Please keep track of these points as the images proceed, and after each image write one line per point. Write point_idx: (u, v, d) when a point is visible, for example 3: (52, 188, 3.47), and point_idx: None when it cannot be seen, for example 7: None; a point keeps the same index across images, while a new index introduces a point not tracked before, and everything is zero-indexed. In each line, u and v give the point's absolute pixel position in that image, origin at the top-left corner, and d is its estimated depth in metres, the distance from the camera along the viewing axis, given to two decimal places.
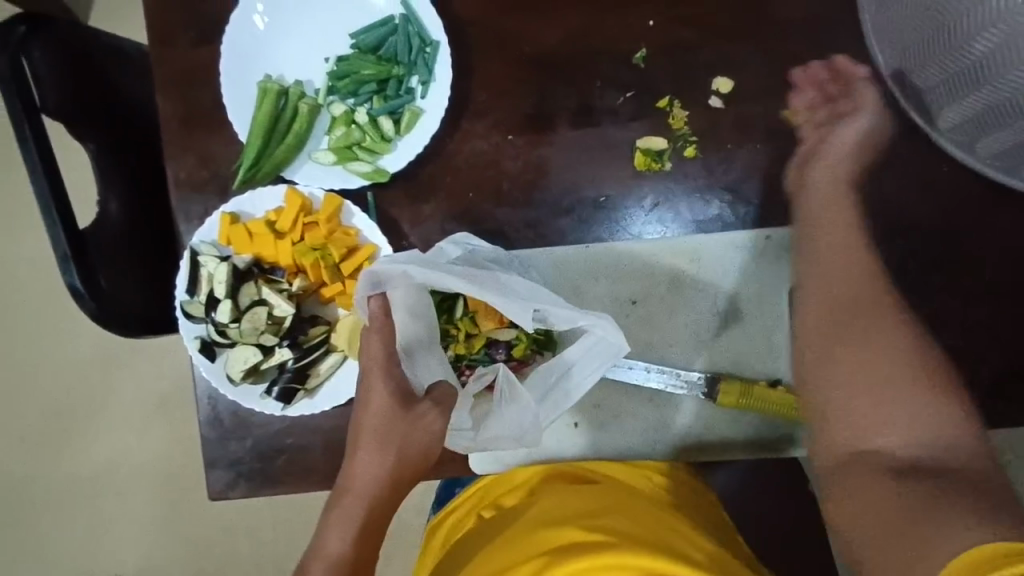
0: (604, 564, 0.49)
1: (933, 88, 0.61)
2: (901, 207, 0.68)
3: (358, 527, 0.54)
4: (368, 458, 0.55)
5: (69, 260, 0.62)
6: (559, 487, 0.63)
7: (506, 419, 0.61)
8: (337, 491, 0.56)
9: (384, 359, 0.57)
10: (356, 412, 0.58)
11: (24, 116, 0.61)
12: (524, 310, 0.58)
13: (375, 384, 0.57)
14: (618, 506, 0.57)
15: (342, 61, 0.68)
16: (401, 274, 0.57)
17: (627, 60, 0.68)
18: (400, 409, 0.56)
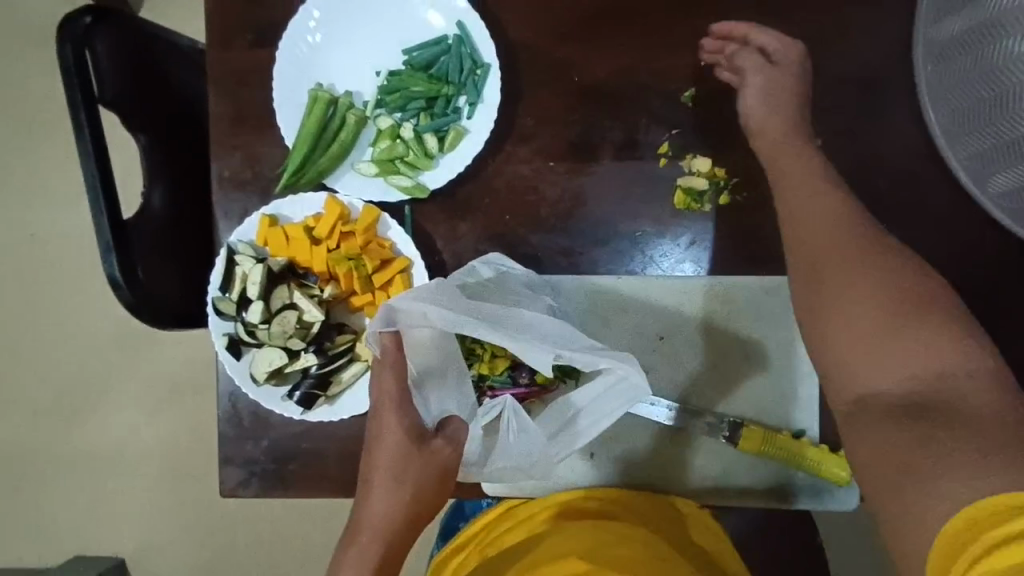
0: None
1: (976, 159, 0.62)
2: (944, 268, 0.67)
3: (373, 567, 0.54)
4: (383, 496, 0.55)
5: (111, 249, 0.64)
6: (560, 528, 0.61)
7: (515, 451, 0.58)
8: (352, 527, 0.55)
9: (396, 394, 0.56)
10: (369, 446, 0.57)
11: (81, 105, 0.63)
12: (543, 356, 0.54)
13: (388, 419, 0.56)
14: (610, 546, 0.56)
15: (393, 75, 0.69)
16: (419, 314, 0.55)
17: (676, 97, 0.68)
18: (414, 444, 0.55)
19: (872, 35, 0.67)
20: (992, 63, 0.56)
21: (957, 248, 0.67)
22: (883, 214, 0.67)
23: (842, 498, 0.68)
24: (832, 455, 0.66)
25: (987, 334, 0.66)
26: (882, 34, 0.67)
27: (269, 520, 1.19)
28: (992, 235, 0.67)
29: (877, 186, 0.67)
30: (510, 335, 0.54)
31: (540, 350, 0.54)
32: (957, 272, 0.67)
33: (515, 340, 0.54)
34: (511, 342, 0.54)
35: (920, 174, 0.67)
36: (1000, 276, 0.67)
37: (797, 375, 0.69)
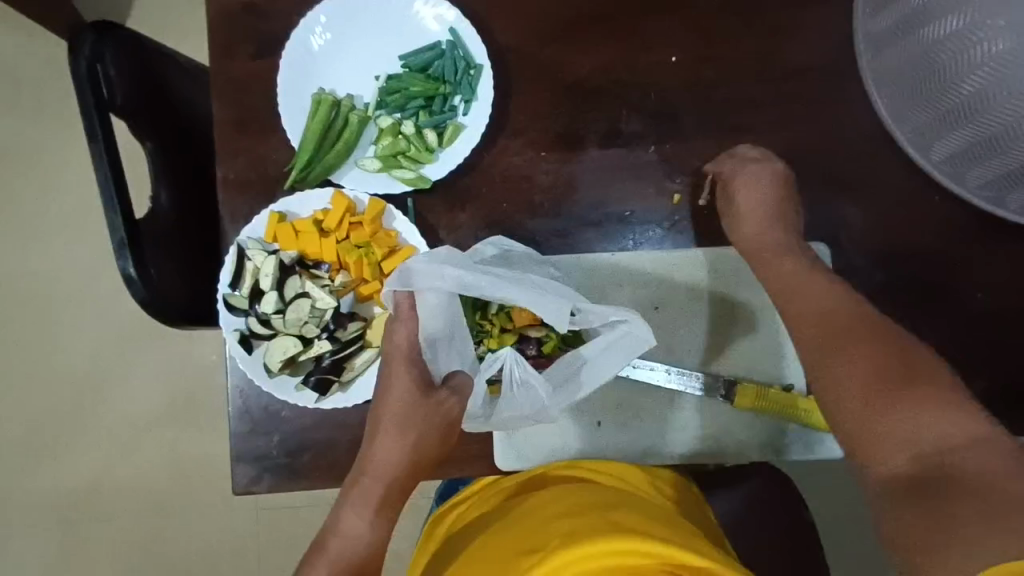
0: (617, 546, 0.49)
1: (920, 129, 0.71)
2: (899, 231, 0.75)
3: (372, 507, 0.57)
4: (387, 442, 0.58)
5: (125, 245, 0.65)
6: (564, 487, 0.64)
7: (518, 400, 0.63)
8: (357, 468, 0.59)
9: (406, 349, 0.61)
10: (376, 400, 0.61)
11: (94, 109, 0.65)
12: (557, 310, 0.59)
13: (398, 371, 0.60)
14: (599, 506, 0.58)
15: (393, 78, 0.74)
16: (435, 277, 0.59)
17: (653, 90, 0.75)
18: (421, 395, 0.59)
19: (820, 30, 0.76)
20: (928, 45, 0.65)
21: (910, 212, 0.75)
22: (843, 186, 0.75)
23: (829, 447, 0.73)
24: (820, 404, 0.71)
25: (942, 289, 0.74)
26: (829, 29, 0.76)
27: (265, 541, 1.17)
28: (939, 199, 0.75)
29: (837, 163, 0.75)
30: (524, 291, 0.59)
31: (556, 308, 0.59)
32: (912, 235, 0.75)
33: (533, 297, 0.59)
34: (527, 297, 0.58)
35: (875, 149, 0.75)
36: (949, 236, 0.74)
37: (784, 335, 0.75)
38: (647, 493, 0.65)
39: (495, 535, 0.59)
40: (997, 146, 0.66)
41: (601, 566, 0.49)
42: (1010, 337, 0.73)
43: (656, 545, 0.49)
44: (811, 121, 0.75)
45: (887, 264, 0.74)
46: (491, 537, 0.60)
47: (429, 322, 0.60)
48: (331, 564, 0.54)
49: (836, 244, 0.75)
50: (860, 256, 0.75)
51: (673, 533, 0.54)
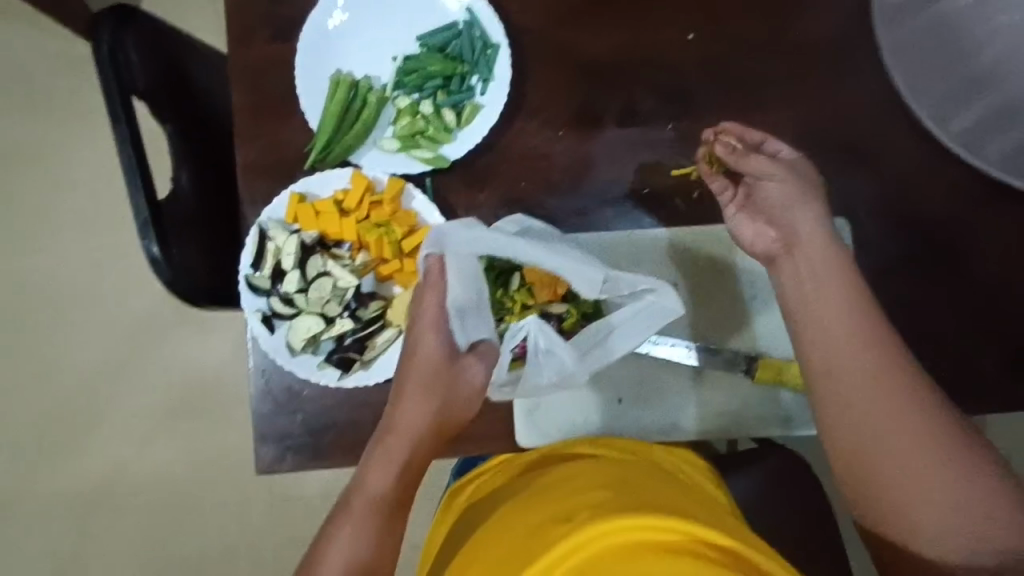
0: (649, 526, 0.49)
1: (940, 102, 0.71)
2: (919, 205, 0.75)
3: (396, 468, 0.57)
4: (413, 404, 0.59)
5: (149, 225, 0.65)
6: (589, 463, 0.63)
7: (543, 369, 0.64)
8: (382, 431, 0.59)
9: (434, 315, 0.62)
10: (402, 366, 0.62)
11: (117, 92, 0.66)
12: (589, 274, 0.62)
13: (425, 336, 0.62)
14: (624, 484, 0.58)
15: (410, 58, 0.74)
16: (469, 243, 0.62)
17: (670, 68, 0.75)
18: (447, 360, 0.61)
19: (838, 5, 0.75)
20: None
21: (929, 186, 0.75)
22: (861, 161, 0.75)
23: None
24: None
25: (961, 262, 0.74)
26: (846, 4, 0.75)
27: (283, 527, 1.18)
28: (957, 173, 0.75)
29: (854, 138, 0.75)
30: (557, 257, 0.62)
31: (588, 273, 0.62)
32: (930, 209, 0.74)
33: (563, 266, 0.62)
34: (561, 261, 0.62)
35: (892, 124, 0.75)
36: (969, 210, 0.74)
37: None
38: (670, 469, 0.64)
39: (518, 509, 0.59)
40: None
41: (629, 543, 0.48)
42: None
43: (685, 524, 0.49)
44: (828, 97, 0.75)
45: (906, 239, 0.74)
46: (513, 510, 0.59)
47: (458, 287, 0.61)
48: (357, 527, 0.54)
49: (854, 219, 0.75)
50: (878, 231, 0.75)
51: (699, 513, 0.53)
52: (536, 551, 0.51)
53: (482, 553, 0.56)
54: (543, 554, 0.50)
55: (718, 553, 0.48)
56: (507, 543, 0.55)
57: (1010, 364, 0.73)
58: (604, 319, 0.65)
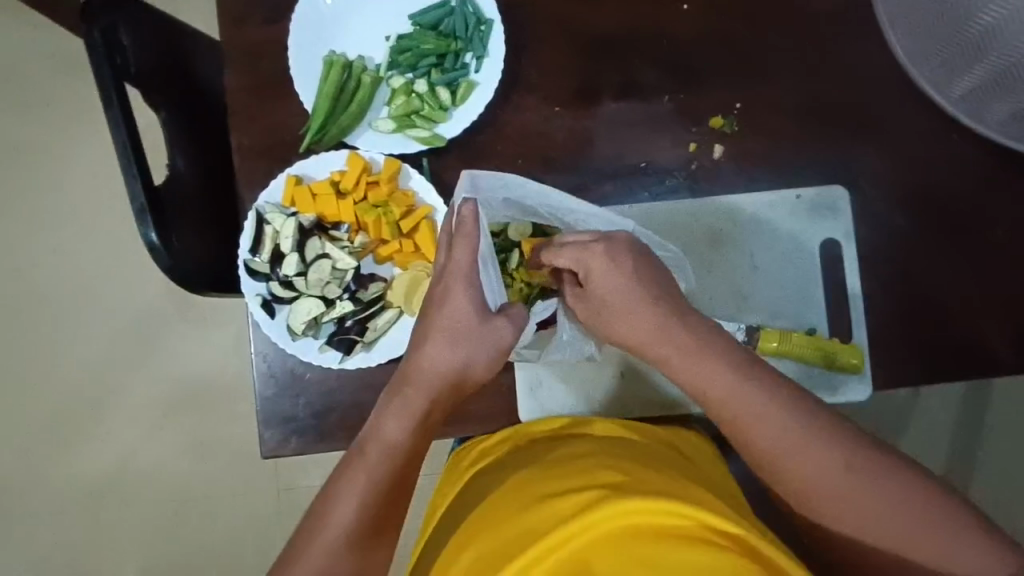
0: (669, 511, 0.49)
1: (944, 63, 0.69)
2: (920, 173, 0.74)
3: (414, 421, 0.57)
4: (436, 357, 0.59)
5: (146, 211, 0.65)
6: (601, 441, 0.63)
7: (568, 340, 0.69)
8: (399, 382, 0.59)
9: (465, 268, 0.60)
10: (426, 319, 0.61)
11: (110, 77, 0.65)
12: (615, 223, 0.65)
13: (456, 291, 0.60)
14: (633, 465, 0.58)
15: (403, 37, 0.74)
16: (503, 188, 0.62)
17: (666, 41, 0.75)
18: (477, 321, 0.60)
19: None
20: None
21: (929, 154, 0.74)
22: (860, 130, 0.74)
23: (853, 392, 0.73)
24: (842, 345, 0.71)
25: (964, 228, 0.73)
26: None
27: (290, 516, 1.19)
28: (957, 138, 0.74)
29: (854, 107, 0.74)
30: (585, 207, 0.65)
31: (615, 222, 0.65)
32: (930, 176, 0.74)
33: (595, 226, 0.65)
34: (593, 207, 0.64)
35: (891, 91, 0.74)
36: (970, 176, 0.74)
37: (802, 280, 0.75)
38: (671, 449, 0.64)
39: (527, 481, 0.58)
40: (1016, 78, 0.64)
41: (641, 526, 0.48)
42: None
43: (696, 510, 0.49)
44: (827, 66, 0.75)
45: (907, 207, 0.74)
46: (525, 481, 0.59)
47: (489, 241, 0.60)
48: (370, 474, 0.54)
49: (854, 188, 0.74)
50: (878, 200, 0.74)
51: (707, 496, 0.53)
52: (548, 526, 0.51)
53: (488, 523, 0.56)
54: (556, 529, 0.50)
55: (724, 538, 0.48)
56: (517, 515, 0.54)
57: (1014, 330, 0.72)
58: None
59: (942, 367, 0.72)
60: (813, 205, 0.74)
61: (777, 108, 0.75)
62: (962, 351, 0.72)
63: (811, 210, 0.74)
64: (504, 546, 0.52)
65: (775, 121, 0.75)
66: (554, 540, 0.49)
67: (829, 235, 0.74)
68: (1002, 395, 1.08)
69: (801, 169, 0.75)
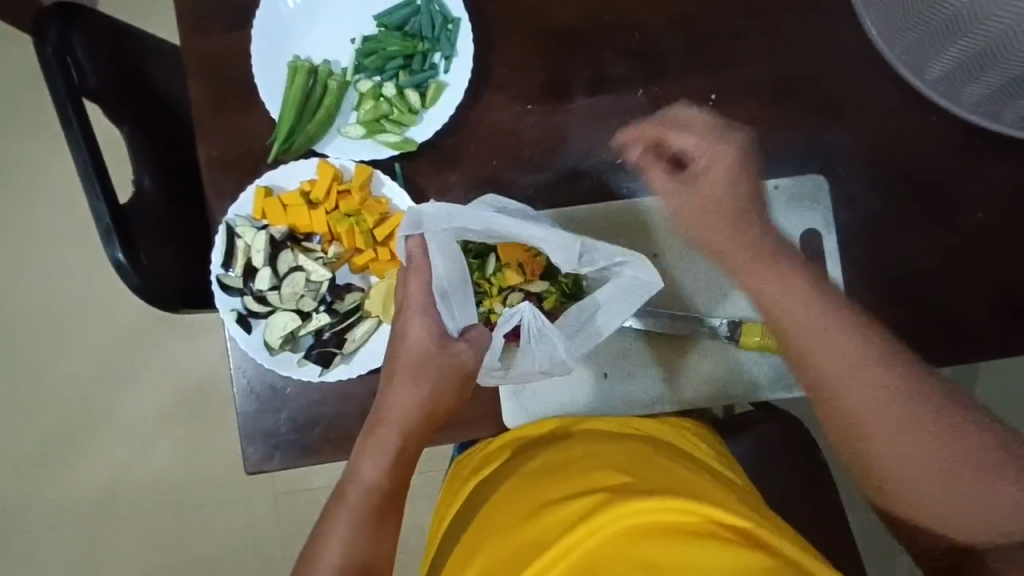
0: (675, 506, 0.48)
1: (917, 48, 0.68)
2: (898, 158, 0.73)
3: (389, 458, 0.59)
4: (404, 390, 0.61)
5: (111, 232, 0.63)
6: (596, 440, 0.63)
7: (537, 354, 0.64)
8: (373, 420, 0.61)
9: (421, 296, 0.62)
10: (392, 350, 0.64)
11: (66, 96, 0.62)
12: (566, 244, 0.61)
13: (413, 319, 0.62)
14: (636, 462, 0.57)
15: (369, 39, 0.72)
16: (441, 219, 0.61)
17: (637, 32, 0.73)
18: (436, 346, 0.62)
19: None
20: None
21: (906, 138, 0.73)
22: (838, 117, 0.73)
23: None
24: None
25: (944, 211, 0.73)
26: None
27: (288, 521, 1.18)
28: (936, 119, 0.73)
29: (830, 93, 0.73)
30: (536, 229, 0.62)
31: (567, 242, 0.61)
32: (911, 159, 0.73)
33: (552, 248, 0.62)
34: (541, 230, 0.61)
35: (868, 76, 0.73)
36: (948, 158, 0.73)
37: None
38: (674, 442, 0.64)
39: (529, 487, 0.58)
40: (991, 60, 0.63)
41: (652, 524, 0.48)
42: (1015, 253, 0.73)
43: (703, 506, 0.48)
44: (801, 52, 0.73)
45: (886, 192, 0.73)
46: (525, 488, 0.58)
47: (440, 263, 0.62)
48: (353, 515, 0.57)
49: (834, 176, 0.74)
50: (858, 186, 0.74)
51: (711, 490, 0.53)
52: (556, 532, 0.50)
53: (496, 530, 0.55)
54: (565, 534, 0.49)
55: (734, 532, 0.47)
56: (522, 523, 0.54)
57: (1000, 311, 0.72)
58: (592, 297, 0.65)
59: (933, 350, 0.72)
60: (792, 195, 0.73)
61: (753, 97, 0.73)
62: (952, 334, 0.72)
63: (791, 199, 0.73)
64: (513, 553, 0.51)
65: (751, 110, 0.73)
66: (564, 545, 0.48)
67: (810, 224, 0.73)
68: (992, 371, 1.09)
69: (777, 159, 0.74)
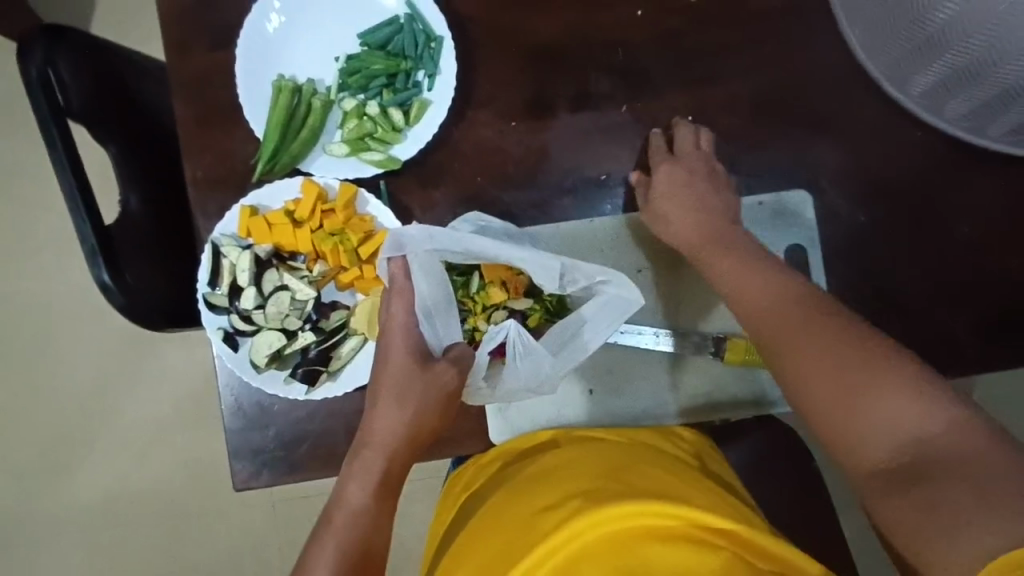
0: (654, 511, 0.49)
1: (901, 62, 0.68)
2: (882, 172, 0.73)
3: (375, 481, 0.59)
4: (388, 411, 0.61)
5: (97, 253, 0.64)
6: (581, 448, 0.64)
7: (522, 370, 0.65)
8: (359, 442, 0.61)
9: (404, 317, 0.63)
10: (376, 371, 0.63)
11: (51, 119, 0.63)
12: (546, 263, 0.62)
13: (394, 340, 0.63)
14: (616, 466, 0.58)
15: (352, 58, 0.72)
16: (423, 240, 0.62)
17: (620, 49, 0.73)
18: (419, 367, 0.62)
19: None
20: None
21: (890, 153, 0.73)
22: (821, 132, 0.73)
23: None
24: None
25: (929, 225, 0.73)
26: None
27: (283, 530, 1.19)
28: (919, 133, 0.73)
29: (814, 108, 0.73)
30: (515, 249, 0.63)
31: (546, 262, 0.62)
32: (895, 173, 0.73)
33: (530, 268, 0.63)
34: (521, 250, 0.62)
35: (851, 89, 0.73)
36: (933, 172, 0.73)
37: None
38: (660, 445, 0.65)
39: (514, 495, 0.58)
40: (975, 75, 0.63)
41: (630, 530, 0.48)
42: (1001, 266, 0.73)
43: (685, 509, 0.49)
44: (784, 67, 0.73)
45: (871, 206, 0.73)
46: (511, 495, 0.59)
47: (423, 285, 0.63)
48: (339, 541, 0.56)
49: (818, 191, 0.74)
50: (843, 201, 0.74)
51: (693, 491, 0.54)
52: (536, 538, 0.51)
53: (483, 539, 0.56)
54: (544, 540, 0.50)
55: (714, 534, 0.49)
56: (506, 532, 0.54)
57: (986, 325, 0.72)
58: (577, 313, 0.65)
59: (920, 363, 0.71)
60: (776, 210, 0.73)
61: (736, 112, 0.73)
62: (938, 347, 0.72)
63: (776, 214, 0.73)
64: (496, 562, 0.52)
65: (735, 124, 0.73)
66: (544, 551, 0.49)
67: (795, 239, 0.73)
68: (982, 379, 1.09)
69: (762, 174, 0.74)
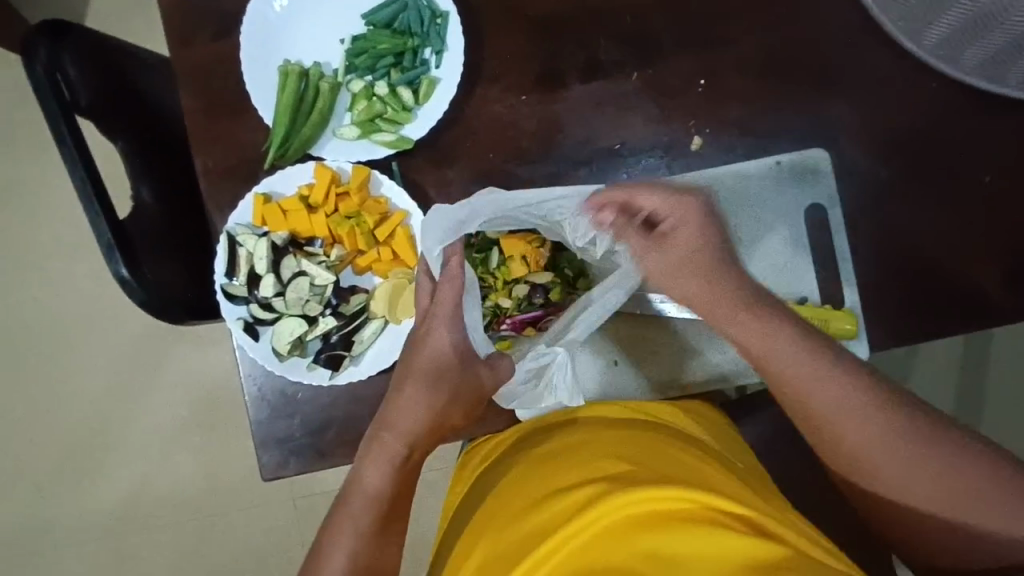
0: (666, 498, 0.48)
1: (914, 14, 0.66)
2: (898, 127, 0.72)
3: (393, 465, 0.58)
4: (413, 394, 0.59)
5: (114, 248, 0.62)
6: (592, 425, 0.62)
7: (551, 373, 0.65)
8: (381, 422, 0.60)
9: (452, 306, 0.59)
10: (410, 355, 0.61)
11: (60, 115, 0.61)
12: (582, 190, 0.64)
13: (438, 328, 0.60)
14: (633, 447, 0.56)
15: (358, 39, 0.72)
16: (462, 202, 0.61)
17: (629, 15, 0.72)
18: (460, 358, 0.60)
19: None
20: None
21: (907, 106, 0.72)
22: (836, 90, 0.73)
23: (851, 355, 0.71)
24: (837, 312, 0.70)
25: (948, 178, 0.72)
26: None
27: (308, 524, 1.19)
28: (935, 86, 0.72)
29: (827, 66, 0.72)
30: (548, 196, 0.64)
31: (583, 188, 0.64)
32: (912, 128, 0.72)
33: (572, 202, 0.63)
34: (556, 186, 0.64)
35: (863, 45, 0.72)
36: (951, 124, 0.72)
37: (788, 252, 0.74)
38: (679, 424, 0.63)
39: (527, 476, 0.57)
40: (984, 28, 0.61)
41: (650, 516, 0.47)
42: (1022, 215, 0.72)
43: (703, 494, 0.48)
44: (796, 26, 0.72)
45: (889, 162, 0.72)
46: (524, 475, 0.58)
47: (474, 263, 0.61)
48: (356, 523, 0.56)
49: (834, 149, 0.73)
50: (860, 158, 0.73)
51: (710, 474, 0.52)
52: (552, 524, 0.49)
53: (494, 519, 0.55)
54: (561, 525, 0.49)
55: (735, 519, 0.47)
56: (517, 515, 0.53)
57: (1008, 275, 0.72)
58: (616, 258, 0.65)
59: (946, 318, 0.71)
60: (793, 171, 0.73)
61: (748, 74, 0.73)
62: (962, 299, 0.71)
63: (794, 175, 0.72)
64: (510, 546, 0.51)
65: (748, 87, 0.73)
66: (561, 536, 0.48)
67: (814, 200, 0.73)
68: (1003, 332, 1.10)
69: (777, 134, 0.73)
